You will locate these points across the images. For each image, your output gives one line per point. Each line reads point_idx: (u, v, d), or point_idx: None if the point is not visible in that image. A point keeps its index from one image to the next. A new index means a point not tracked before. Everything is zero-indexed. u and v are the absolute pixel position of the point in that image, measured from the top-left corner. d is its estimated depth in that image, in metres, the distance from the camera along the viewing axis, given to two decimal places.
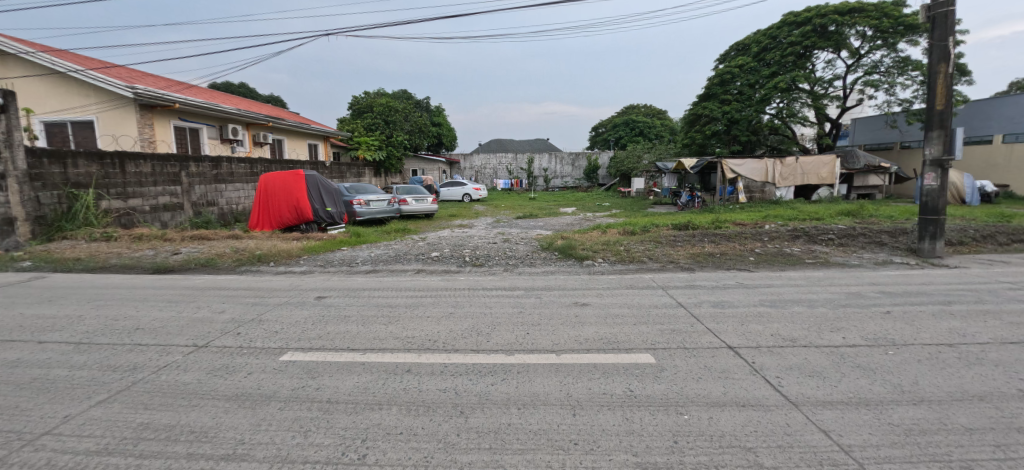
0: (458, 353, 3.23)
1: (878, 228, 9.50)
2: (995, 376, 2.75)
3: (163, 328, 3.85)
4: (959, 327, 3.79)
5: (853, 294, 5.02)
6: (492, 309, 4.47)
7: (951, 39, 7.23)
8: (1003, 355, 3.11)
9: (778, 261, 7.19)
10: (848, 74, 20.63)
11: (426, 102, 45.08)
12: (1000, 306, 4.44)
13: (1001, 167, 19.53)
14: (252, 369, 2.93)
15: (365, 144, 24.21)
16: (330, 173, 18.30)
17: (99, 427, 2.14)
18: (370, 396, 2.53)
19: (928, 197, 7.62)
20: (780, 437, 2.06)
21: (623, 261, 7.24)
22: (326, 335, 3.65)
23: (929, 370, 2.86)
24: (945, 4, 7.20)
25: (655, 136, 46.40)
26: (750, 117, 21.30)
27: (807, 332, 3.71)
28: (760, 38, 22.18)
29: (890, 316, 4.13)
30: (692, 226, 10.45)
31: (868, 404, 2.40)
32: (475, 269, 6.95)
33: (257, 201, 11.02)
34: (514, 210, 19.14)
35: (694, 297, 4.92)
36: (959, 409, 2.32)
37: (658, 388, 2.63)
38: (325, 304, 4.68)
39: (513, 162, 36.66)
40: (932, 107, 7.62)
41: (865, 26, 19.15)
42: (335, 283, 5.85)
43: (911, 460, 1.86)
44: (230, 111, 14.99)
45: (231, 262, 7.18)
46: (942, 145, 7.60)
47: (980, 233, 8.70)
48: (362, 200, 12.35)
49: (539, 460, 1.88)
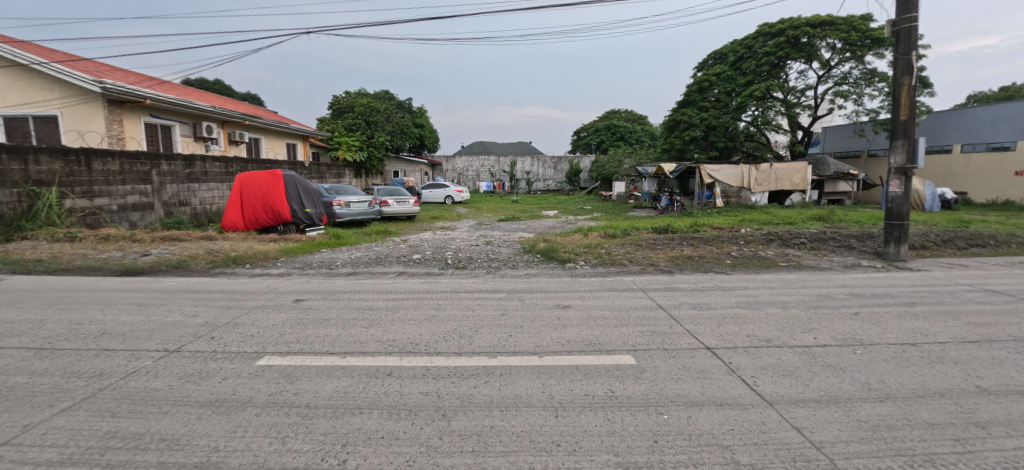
0: (442, 355, 3.22)
1: (846, 232, 9.93)
2: (955, 373, 2.91)
3: (132, 333, 3.69)
4: (922, 327, 3.98)
5: (824, 296, 5.19)
6: (474, 312, 4.47)
7: (913, 53, 7.62)
8: (962, 354, 3.28)
9: (753, 264, 7.40)
10: (819, 84, 21.53)
11: (408, 102, 44.54)
12: (959, 307, 4.68)
13: (959, 175, 20.67)
14: (227, 373, 2.85)
15: (346, 144, 23.83)
16: (309, 173, 17.93)
17: (63, 436, 2.05)
18: (351, 399, 2.49)
19: (893, 203, 7.98)
20: (756, 435, 2.12)
21: (605, 264, 7.31)
22: (304, 339, 3.58)
23: (895, 369, 2.99)
24: (909, 20, 7.58)
25: (635, 140, 47.52)
26: (727, 124, 22.02)
27: (781, 332, 3.83)
28: (737, 48, 22.95)
29: (858, 317, 4.31)
30: (671, 229, 10.71)
31: (838, 402, 2.49)
32: (459, 271, 6.94)
33: (232, 201, 10.62)
34: (496, 212, 19.02)
35: (674, 299, 5.02)
36: (922, 405, 2.45)
37: (639, 388, 2.68)
38: (303, 308, 4.59)
39: (496, 165, 36.67)
40: (897, 117, 7.95)
41: (835, 39, 20.02)
42: (313, 286, 5.73)
43: (879, 454, 1.95)
44: (205, 108, 14.55)
45: (204, 264, 6.97)
46: (906, 153, 7.94)
47: (941, 238, 9.19)
48: (342, 201, 12.10)
49: (522, 462, 1.89)
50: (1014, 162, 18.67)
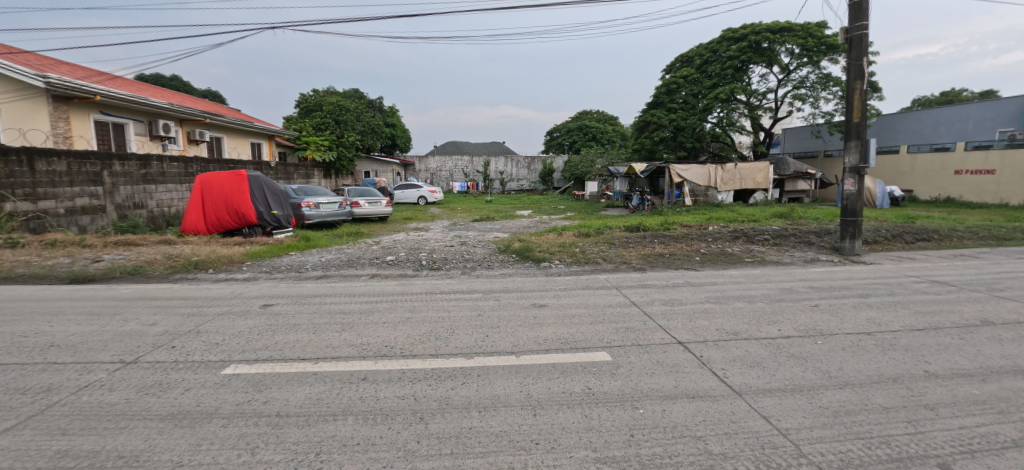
0: (418, 357, 3.18)
1: (805, 228, 10.45)
2: (905, 359, 3.11)
3: (84, 344, 3.46)
4: (876, 316, 4.25)
5: (786, 290, 5.45)
6: (450, 313, 4.43)
7: (864, 59, 8.08)
8: (911, 341, 3.52)
9: (720, 260, 7.69)
10: (779, 87, 22.56)
11: (378, 101, 43.67)
12: (908, 297, 5.02)
13: (905, 173, 22.07)
14: (190, 384, 2.71)
15: (314, 144, 23.09)
16: (276, 173, 17.30)
17: (6, 458, 1.89)
18: (324, 406, 2.43)
19: (847, 201, 8.45)
20: (726, 425, 2.21)
21: (579, 263, 7.42)
22: (273, 345, 3.45)
23: (852, 357, 3.17)
24: (860, 28, 8.04)
25: (607, 141, 48.40)
26: (694, 125, 22.76)
27: (748, 325, 3.99)
28: (702, 52, 23.75)
29: (818, 308, 4.56)
30: (642, 227, 10.95)
31: (802, 390, 2.62)
32: (434, 272, 6.87)
33: (192, 203, 10.11)
34: (470, 213, 18.95)
35: (646, 296, 5.14)
36: (878, 390, 2.60)
37: (615, 384, 2.73)
38: (271, 313, 4.41)
39: (469, 165, 36.53)
40: (850, 119, 8.42)
41: (793, 44, 21.03)
42: (282, 290, 5.53)
43: (839, 438, 2.07)
44: (162, 106, 13.81)
45: (163, 270, 6.61)
46: (859, 153, 8.42)
47: (891, 233, 9.81)
48: (311, 202, 11.73)
49: (501, 462, 1.89)
50: (954, 162, 20.02)
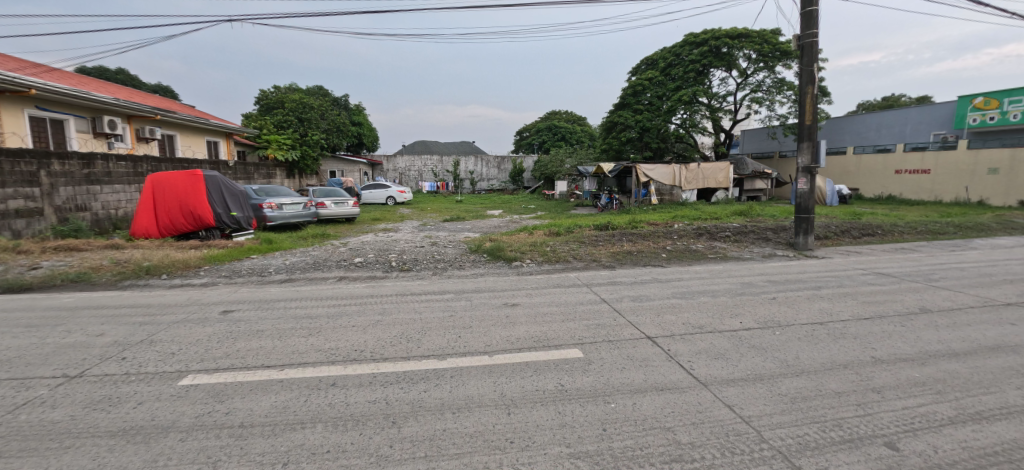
0: (389, 360, 3.13)
1: (763, 225, 11.00)
2: (853, 347, 3.35)
3: (21, 359, 3.19)
4: (827, 307, 4.55)
5: (746, 284, 5.73)
6: (422, 314, 4.39)
7: (815, 65, 8.58)
8: (859, 329, 3.78)
9: (685, 257, 7.98)
10: (738, 90, 23.62)
11: (344, 99, 42.45)
12: (856, 288, 5.40)
13: (852, 174, 23.66)
14: (144, 397, 2.56)
15: (275, 143, 22.10)
16: (235, 173, 16.52)
17: None
18: (291, 414, 2.35)
19: (801, 198, 8.96)
20: (693, 415, 2.30)
21: (550, 261, 7.51)
22: (235, 353, 3.30)
23: (807, 346, 3.38)
24: (811, 36, 8.54)
25: (576, 141, 49.13)
26: (659, 126, 23.45)
27: (712, 319, 4.17)
28: (666, 55, 24.53)
29: (775, 301, 4.82)
30: (611, 225, 11.19)
31: (762, 379, 2.77)
32: (404, 273, 6.77)
33: (143, 205, 9.52)
34: (441, 213, 18.79)
35: (616, 293, 5.27)
36: (830, 376, 2.78)
37: (588, 380, 2.79)
38: (233, 320, 4.22)
39: (439, 165, 36.20)
40: (803, 122, 8.92)
41: (750, 50, 22.07)
42: (243, 295, 5.29)
43: (796, 423, 2.20)
44: (107, 101, 12.91)
45: (111, 277, 6.19)
46: (811, 154, 8.94)
47: (840, 229, 10.49)
48: (274, 203, 11.25)
49: (476, 462, 1.89)
50: (894, 162, 21.54)
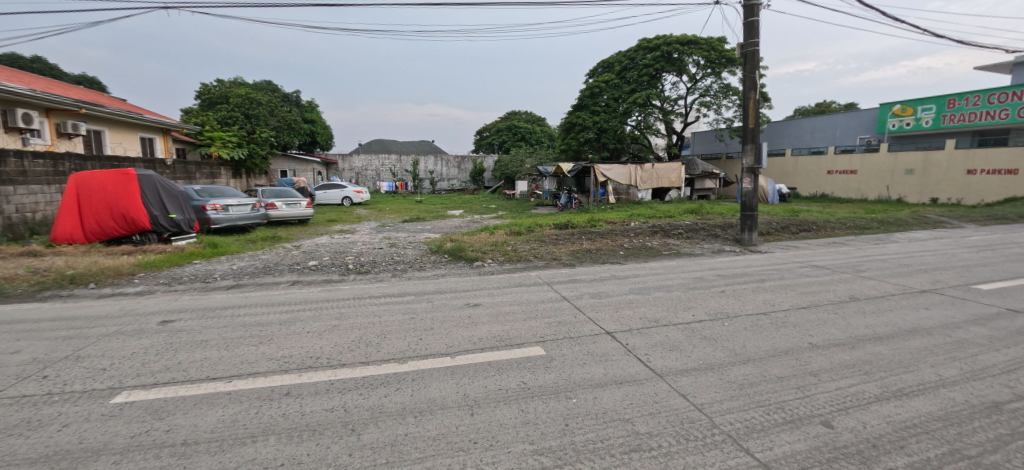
0: (347, 366, 3.03)
1: (713, 222, 11.63)
2: (793, 334, 3.62)
3: None
4: (770, 298, 4.89)
5: (698, 279, 6.04)
6: (382, 317, 4.28)
7: (756, 72, 9.18)
8: (797, 318, 4.10)
9: (641, 253, 8.30)
10: (688, 95, 24.81)
11: (295, 95, 40.45)
12: (794, 280, 5.84)
13: (791, 174, 25.60)
14: (69, 419, 2.33)
15: (219, 140, 20.45)
16: (174, 172, 15.33)
17: None
18: (241, 428, 2.22)
19: (746, 197, 9.56)
20: (651, 406, 2.40)
21: (511, 261, 7.55)
22: (177, 366, 3.07)
23: (753, 335, 3.62)
24: (752, 44, 9.12)
25: (537, 141, 49.63)
26: (615, 128, 24.16)
27: (667, 312, 4.37)
28: (622, 59, 25.35)
29: (724, 294, 5.12)
30: (571, 224, 11.41)
31: (713, 368, 2.93)
32: (362, 276, 6.58)
33: (64, 208, 8.60)
34: (400, 213, 18.39)
35: (575, 290, 5.39)
36: (773, 362, 2.99)
37: (550, 377, 2.84)
38: (173, 330, 3.92)
39: (397, 164, 35.39)
40: (747, 125, 9.50)
41: (699, 56, 23.27)
42: (185, 303, 4.93)
43: (744, 408, 2.35)
44: (18, 91, 11.58)
45: (28, 287, 5.56)
46: (754, 155, 9.55)
47: (780, 225, 11.29)
48: (218, 204, 10.53)
49: (440, 465, 1.88)
50: (827, 163, 23.51)
